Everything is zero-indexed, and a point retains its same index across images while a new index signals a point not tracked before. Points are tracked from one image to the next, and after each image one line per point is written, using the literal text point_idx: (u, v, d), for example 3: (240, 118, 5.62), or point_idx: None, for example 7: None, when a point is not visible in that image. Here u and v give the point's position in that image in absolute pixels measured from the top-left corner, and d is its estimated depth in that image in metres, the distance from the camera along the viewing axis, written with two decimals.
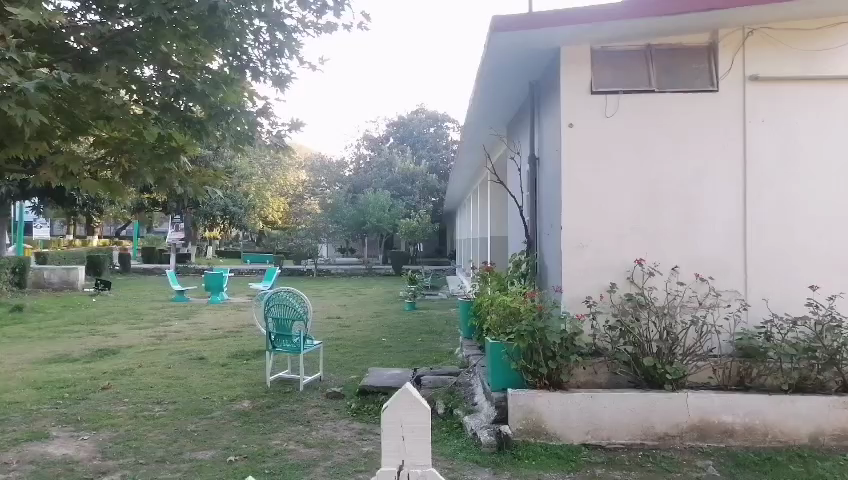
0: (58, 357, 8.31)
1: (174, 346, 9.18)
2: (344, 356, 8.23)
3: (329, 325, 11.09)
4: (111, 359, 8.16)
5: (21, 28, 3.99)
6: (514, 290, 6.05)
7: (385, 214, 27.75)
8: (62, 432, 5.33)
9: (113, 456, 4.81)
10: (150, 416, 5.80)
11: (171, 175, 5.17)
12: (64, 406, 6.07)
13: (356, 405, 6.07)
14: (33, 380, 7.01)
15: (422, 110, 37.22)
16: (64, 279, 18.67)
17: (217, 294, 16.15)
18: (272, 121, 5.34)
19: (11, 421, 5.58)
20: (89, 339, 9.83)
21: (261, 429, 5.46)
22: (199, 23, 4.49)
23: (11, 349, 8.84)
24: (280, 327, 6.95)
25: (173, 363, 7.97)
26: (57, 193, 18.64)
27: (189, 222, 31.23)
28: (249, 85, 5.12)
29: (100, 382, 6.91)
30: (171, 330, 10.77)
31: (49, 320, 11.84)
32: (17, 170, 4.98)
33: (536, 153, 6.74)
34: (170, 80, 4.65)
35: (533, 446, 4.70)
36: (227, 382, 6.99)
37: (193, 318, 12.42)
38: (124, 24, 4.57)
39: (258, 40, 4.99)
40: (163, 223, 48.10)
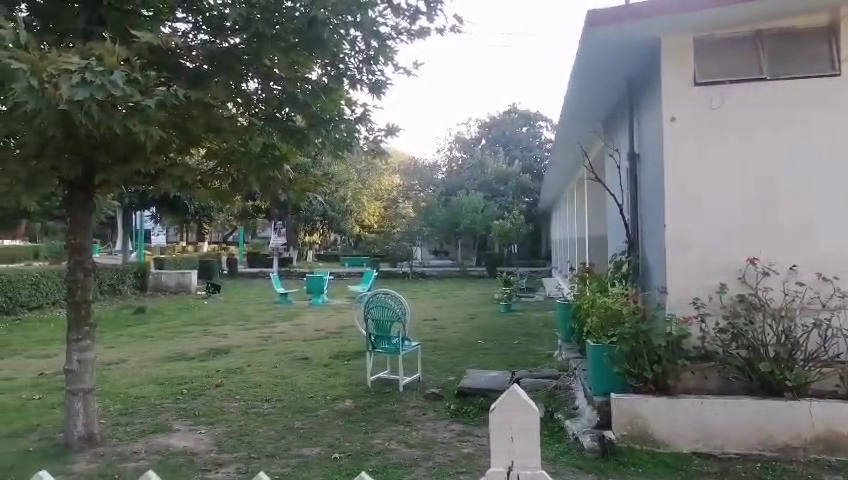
0: (176, 356, 8.90)
1: (279, 346, 9.62)
2: (442, 358, 8.30)
3: (427, 327, 11.23)
4: (223, 359, 8.65)
5: (143, 50, 4.34)
6: (614, 292, 5.86)
7: (478, 216, 27.59)
8: (181, 426, 5.70)
9: (228, 449, 5.09)
10: (260, 413, 6.10)
11: (277, 182, 5.46)
12: (182, 401, 6.49)
13: (455, 407, 6.09)
14: (155, 377, 7.54)
15: (514, 110, 36.93)
16: (179, 283, 19.98)
17: (318, 296, 16.74)
18: (370, 127, 5.37)
19: (137, 414, 6.04)
20: (203, 339, 10.46)
21: (364, 428, 5.61)
22: (301, 37, 4.59)
23: (136, 348, 9.56)
24: (379, 328, 7.12)
25: (279, 362, 8.35)
26: (172, 201, 19.97)
27: (290, 227, 32.54)
28: (347, 93, 5.18)
29: (214, 380, 7.34)
30: (277, 331, 11.27)
31: (167, 321, 12.71)
32: (140, 182, 5.54)
33: (636, 150, 6.51)
34: (273, 93, 4.94)
35: (639, 453, 4.52)
36: (331, 381, 7.24)
37: (297, 319, 12.93)
38: (231, 41, 4.75)
39: (354, 49, 4.96)
40: (267, 229, 50.81)
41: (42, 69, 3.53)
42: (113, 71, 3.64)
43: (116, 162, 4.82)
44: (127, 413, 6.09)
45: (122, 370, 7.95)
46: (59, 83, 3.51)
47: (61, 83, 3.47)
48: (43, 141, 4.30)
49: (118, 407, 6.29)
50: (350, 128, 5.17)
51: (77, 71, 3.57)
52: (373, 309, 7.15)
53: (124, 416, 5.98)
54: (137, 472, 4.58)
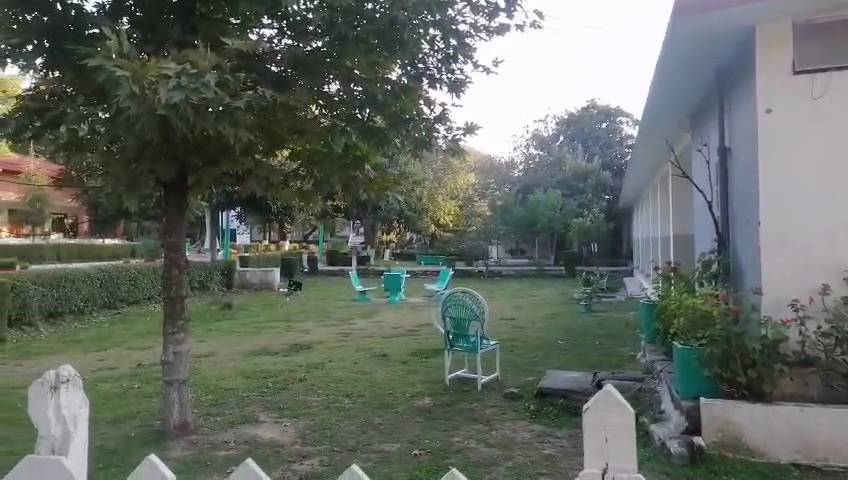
0: (261, 350, 9.24)
1: (359, 342, 9.81)
2: (520, 358, 8.23)
3: (504, 327, 11.16)
4: (306, 354, 8.92)
5: (233, 55, 4.53)
6: (703, 293, 5.61)
7: (556, 214, 27.16)
8: (267, 418, 5.91)
9: (311, 442, 5.23)
10: (341, 408, 6.23)
11: (357, 182, 5.56)
12: (268, 394, 6.74)
13: (534, 407, 6.01)
14: (242, 370, 7.86)
15: (593, 106, 36.07)
16: (263, 280, 20.74)
17: (396, 294, 16.95)
18: (448, 126, 5.39)
19: (226, 405, 6.31)
20: (286, 335, 10.81)
21: (443, 426, 5.63)
22: (380, 37, 4.66)
23: (224, 342, 10.00)
24: (457, 326, 7.12)
25: (359, 358, 8.52)
26: (256, 202, 20.76)
27: (368, 226, 33.10)
28: (426, 92, 5.23)
29: (297, 375, 7.57)
30: (356, 328, 11.49)
31: (252, 317, 13.22)
32: (228, 182, 5.76)
33: (726, 144, 6.21)
34: (355, 94, 4.97)
35: (731, 461, 4.32)
36: (410, 378, 7.31)
37: (375, 317, 13.14)
38: (313, 45, 4.85)
39: (433, 48, 5.00)
40: (345, 228, 52.00)
41: (143, 76, 3.74)
42: (204, 74, 3.83)
43: (206, 164, 5.04)
44: (217, 403, 6.39)
45: (212, 363, 8.32)
46: (158, 88, 3.71)
47: (159, 88, 3.67)
48: (142, 144, 4.57)
49: (210, 398, 6.59)
50: (429, 127, 5.28)
51: (173, 76, 3.76)
52: (450, 307, 7.16)
53: (215, 406, 6.27)
54: (227, 460, 4.78)
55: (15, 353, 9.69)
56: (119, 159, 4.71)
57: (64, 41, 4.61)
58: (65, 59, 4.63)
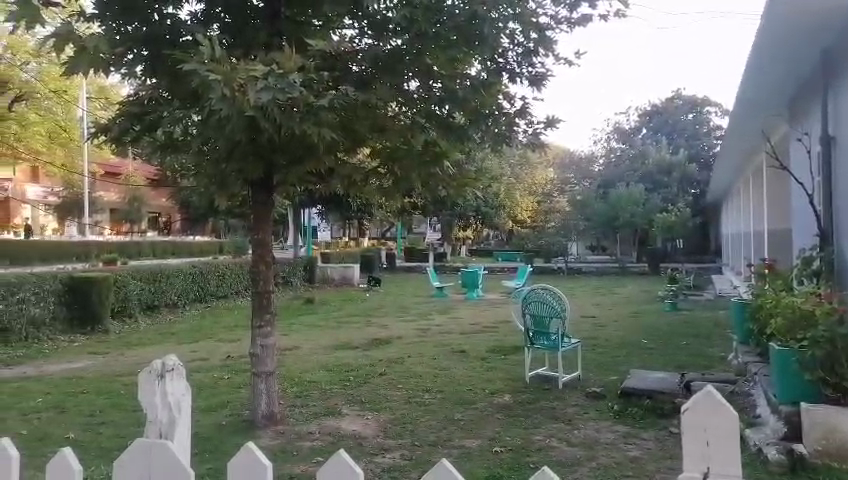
0: (343, 344, 9.45)
1: (438, 338, 9.85)
2: (603, 357, 8.01)
3: (585, 325, 10.91)
4: (386, 349, 9.05)
5: (317, 56, 4.63)
6: (803, 291, 5.28)
7: (639, 209, 26.30)
8: (350, 411, 6.03)
9: (393, 436, 5.30)
10: (421, 402, 6.29)
11: (436, 179, 5.58)
12: (350, 387, 6.89)
13: (618, 408, 5.85)
14: (324, 363, 8.06)
15: (679, 97, 34.64)
16: (343, 276, 21.23)
17: (473, 290, 16.91)
18: (529, 120, 5.33)
19: (310, 397, 6.51)
20: (367, 329, 11.00)
21: (524, 423, 5.58)
22: (459, 33, 4.69)
23: (308, 336, 10.30)
24: (538, 324, 7.01)
25: (438, 354, 8.56)
26: (336, 199, 21.21)
27: (445, 222, 33.19)
28: (506, 87, 5.19)
29: (378, 369, 7.70)
30: (434, 324, 11.56)
31: (333, 312, 13.54)
32: (311, 181, 5.89)
33: (831, 132, 5.82)
34: (435, 91, 4.97)
35: (837, 471, 4.03)
36: (489, 375, 7.27)
37: (453, 313, 13.15)
38: (393, 43, 4.88)
39: (513, 43, 4.95)
40: (422, 225, 52.40)
41: (233, 79, 3.89)
42: (289, 75, 3.98)
43: (290, 163, 5.18)
44: (301, 395, 6.60)
45: (297, 356, 8.59)
46: (247, 89, 3.86)
47: (249, 89, 3.81)
48: (232, 145, 4.75)
49: (295, 389, 6.80)
50: (508, 122, 5.27)
51: (262, 77, 3.90)
52: (531, 305, 7.08)
53: (299, 398, 6.48)
54: (313, 451, 4.91)
55: (118, 343, 10.36)
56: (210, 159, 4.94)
57: (161, 48, 4.85)
58: (161, 64, 4.88)
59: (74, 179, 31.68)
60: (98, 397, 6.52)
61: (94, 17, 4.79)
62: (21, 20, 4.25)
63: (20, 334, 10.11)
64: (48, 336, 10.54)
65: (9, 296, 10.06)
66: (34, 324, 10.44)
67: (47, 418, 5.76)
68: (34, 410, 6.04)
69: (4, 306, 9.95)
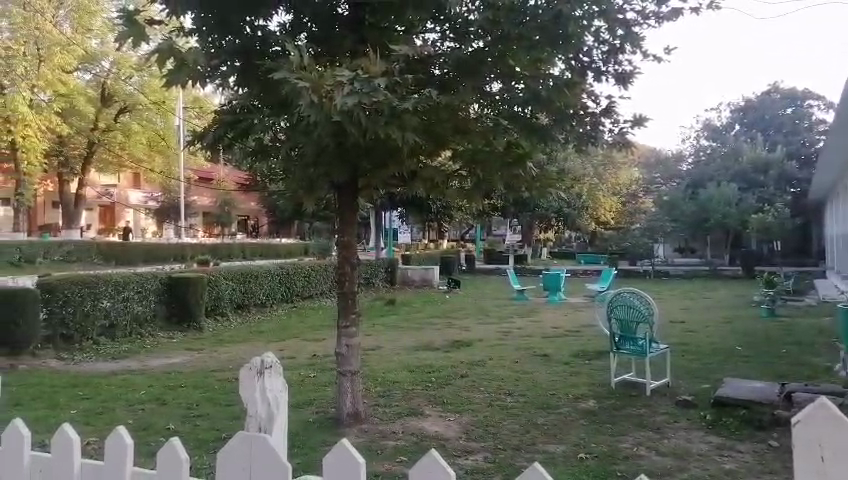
0: (425, 345, 9.55)
1: (519, 342, 9.76)
2: (695, 364, 7.67)
3: (674, 330, 10.50)
4: (467, 351, 9.06)
5: (400, 60, 4.68)
6: None
7: (731, 209, 25.08)
8: (432, 411, 6.08)
9: (475, 438, 5.30)
10: (504, 406, 6.25)
11: (520, 181, 5.52)
12: (432, 388, 6.94)
13: (711, 418, 5.60)
14: (407, 364, 8.18)
15: (776, 90, 32.73)
16: (423, 278, 21.57)
17: (555, 293, 16.64)
18: (614, 119, 5.18)
19: (393, 397, 6.61)
20: (448, 331, 11.05)
21: (609, 430, 5.43)
22: (542, 33, 4.65)
23: (390, 336, 10.47)
24: (624, 329, 6.82)
25: (519, 357, 8.48)
26: (417, 202, 21.42)
27: (525, 223, 32.84)
28: (591, 86, 5.07)
29: (460, 371, 7.72)
30: (515, 327, 11.46)
31: (414, 313, 13.69)
32: (394, 184, 5.97)
33: None
34: (517, 92, 4.92)
35: None
36: (573, 380, 7.14)
37: (536, 316, 12.99)
38: (475, 45, 4.88)
39: (598, 41, 4.84)
40: (502, 226, 52.10)
41: (321, 85, 4.03)
42: (374, 80, 4.09)
43: (374, 167, 5.28)
44: (384, 395, 6.72)
45: (379, 356, 8.75)
46: (334, 95, 3.98)
47: (336, 95, 3.93)
48: (319, 150, 4.90)
49: (378, 389, 6.93)
50: (593, 122, 5.16)
51: (348, 83, 4.01)
52: (617, 309, 6.90)
53: (383, 397, 6.60)
54: (397, 450, 4.98)
55: (211, 340, 10.90)
56: (298, 164, 5.12)
57: (252, 59, 5.08)
58: (254, 75, 5.11)
59: (171, 184, 33.77)
60: (195, 391, 6.89)
61: (192, 31, 5.05)
62: (128, 38, 4.58)
63: (125, 330, 10.74)
64: (149, 332, 11.20)
65: (116, 294, 10.62)
66: (137, 321, 11.10)
67: (150, 409, 6.14)
68: (138, 401, 6.45)
69: (113, 303, 10.54)
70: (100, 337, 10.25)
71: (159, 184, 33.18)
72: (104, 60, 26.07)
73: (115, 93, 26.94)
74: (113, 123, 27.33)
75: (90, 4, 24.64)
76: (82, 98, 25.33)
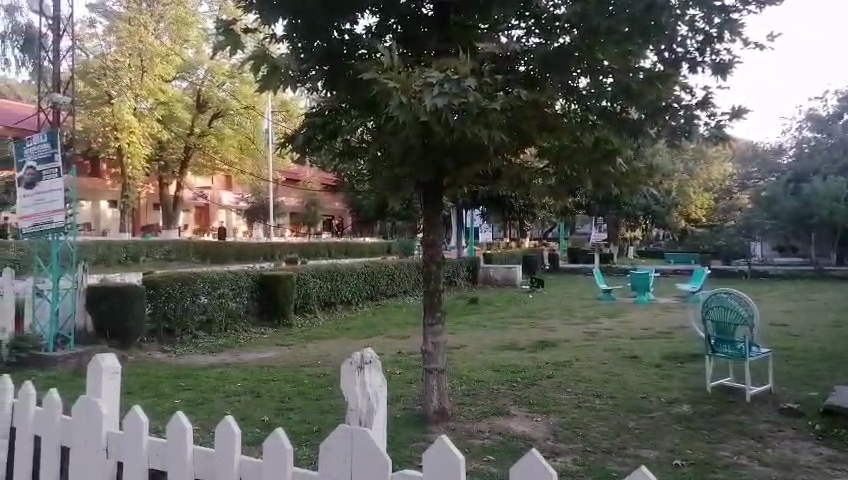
0: (509, 345, 9.48)
1: (606, 343, 9.52)
2: (799, 370, 7.22)
3: (776, 333, 9.91)
4: (552, 351, 8.92)
5: (486, 58, 4.65)
6: None
7: (839, 205, 23.34)
8: (518, 412, 6.03)
9: (563, 440, 5.21)
10: (592, 408, 6.12)
11: (609, 178, 5.35)
12: (517, 388, 6.88)
13: (820, 428, 5.26)
14: (491, 363, 8.15)
15: None
16: (506, 277, 21.43)
17: (644, 293, 16.11)
18: (711, 111, 4.95)
19: (479, 396, 6.60)
20: (533, 331, 10.93)
21: (707, 437, 5.20)
22: (632, 25, 4.52)
23: (474, 335, 10.46)
24: (720, 330, 6.51)
25: (607, 359, 8.26)
26: (499, 200, 21.26)
27: (611, 221, 31.93)
28: (685, 78, 4.87)
29: (545, 371, 7.61)
30: (603, 327, 11.16)
31: (497, 312, 13.61)
32: (480, 182, 5.95)
33: None
34: (605, 86, 4.77)
35: None
36: (664, 383, 6.89)
37: (624, 317, 12.61)
38: (562, 40, 4.78)
39: (692, 30, 4.64)
40: (587, 224, 50.92)
41: (409, 87, 4.08)
42: (463, 79, 4.10)
43: (460, 165, 5.29)
44: (470, 393, 6.73)
45: (464, 355, 8.76)
46: (423, 97, 4.03)
47: (425, 96, 3.97)
48: (406, 150, 4.96)
49: (464, 387, 6.95)
50: (688, 114, 4.96)
51: (437, 83, 4.03)
52: (712, 310, 6.60)
53: (469, 396, 6.60)
54: (483, 449, 4.97)
55: (300, 336, 11.27)
56: (385, 164, 5.20)
57: (339, 62, 5.20)
58: (341, 77, 5.22)
59: (261, 186, 35.17)
60: (287, 385, 7.15)
61: (282, 37, 5.20)
62: (225, 47, 4.80)
63: (221, 325, 11.30)
64: (243, 328, 11.72)
65: (212, 291, 11.20)
66: (231, 317, 11.63)
67: (246, 401, 6.42)
68: (234, 393, 6.76)
69: (209, 300, 11.08)
70: (198, 332, 10.79)
71: (249, 186, 34.62)
72: (199, 68, 27.58)
73: (209, 99, 28.20)
74: (208, 129, 28.67)
75: (186, 16, 26.18)
76: (180, 105, 26.93)
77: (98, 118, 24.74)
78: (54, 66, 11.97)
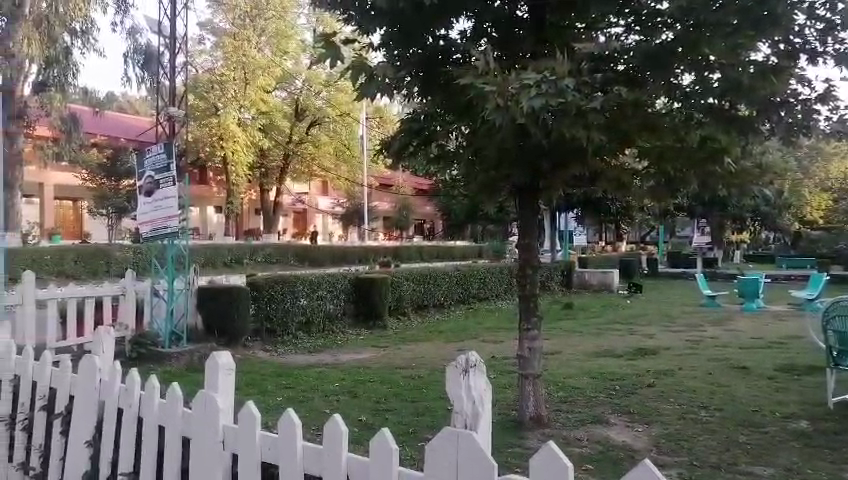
0: (606, 351, 9.21)
1: (712, 351, 9.05)
2: None
3: None
4: (652, 359, 8.59)
5: (584, 58, 4.53)
6: None
7: None
8: (618, 420, 5.85)
9: (667, 452, 4.99)
10: (697, 419, 5.82)
11: (716, 178, 5.07)
12: (616, 396, 6.67)
13: None
14: (588, 369, 7.95)
15: None
16: (602, 281, 20.86)
17: (753, 301, 15.20)
18: (832, 105, 4.60)
19: (575, 403, 6.44)
20: (632, 337, 10.56)
21: (829, 456, 4.82)
22: (743, 16, 4.25)
23: (570, 341, 10.25)
24: (844, 342, 6.02)
25: (714, 369, 7.85)
26: (594, 202, 20.73)
27: (714, 224, 30.33)
28: (803, 70, 4.55)
29: (646, 380, 7.33)
30: (708, 335, 10.61)
31: (593, 318, 13.26)
32: (578, 185, 5.79)
33: None
34: (712, 82, 4.52)
35: None
36: (779, 397, 6.46)
37: (732, 325, 11.91)
38: (665, 36, 4.57)
39: (811, 18, 4.33)
40: (687, 227, 48.69)
41: (505, 89, 4.03)
42: (560, 78, 4.00)
43: (556, 167, 5.17)
44: (566, 400, 6.58)
45: (559, 360, 8.60)
46: (519, 98, 3.96)
47: (522, 97, 3.91)
48: (500, 154, 4.91)
49: (560, 393, 6.82)
50: (806, 109, 4.63)
51: (534, 85, 3.97)
52: (834, 319, 6.10)
53: (565, 403, 6.46)
54: (581, 458, 4.85)
55: (395, 338, 11.50)
56: (479, 167, 5.17)
57: (434, 69, 5.23)
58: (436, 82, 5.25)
59: (356, 191, 36.12)
60: (381, 386, 7.29)
61: (379, 47, 5.28)
62: (325, 59, 4.94)
63: (319, 326, 11.71)
64: (340, 329, 12.09)
65: (311, 292, 11.61)
66: (328, 318, 12.02)
67: (343, 400, 6.60)
68: (332, 392, 6.98)
69: (308, 301, 11.52)
70: (297, 332, 11.23)
71: (345, 192, 35.64)
72: (297, 78, 28.92)
73: (307, 108, 29.34)
74: (306, 136, 29.78)
75: (286, 29, 27.55)
76: (279, 114, 28.21)
77: (206, 129, 26.19)
78: (170, 82, 12.86)
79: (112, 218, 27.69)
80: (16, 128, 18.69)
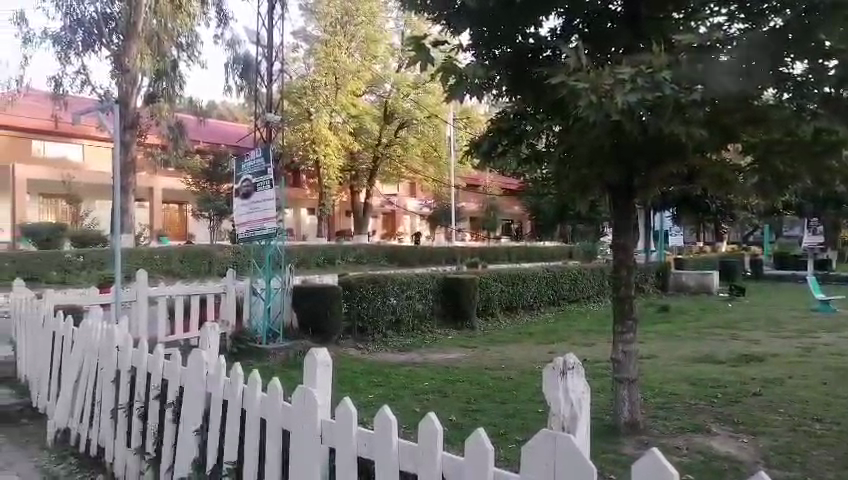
0: (707, 357, 8.75)
1: (827, 360, 8.40)
2: None
3: None
4: (758, 366, 8.08)
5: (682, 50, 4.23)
6: None
7: None
8: (721, 430, 5.55)
9: (777, 465, 4.69)
10: (810, 432, 5.43)
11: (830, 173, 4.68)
12: (719, 405, 6.32)
13: None
14: (688, 375, 7.59)
15: None
16: (700, 284, 19.89)
17: None
18: None
19: (674, 410, 6.16)
20: (735, 343, 9.99)
21: None
22: None
23: (667, 345, 9.83)
24: None
25: (829, 379, 7.28)
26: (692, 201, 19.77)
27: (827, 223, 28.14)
28: None
29: (751, 388, 6.92)
30: (821, 343, 9.86)
31: (692, 322, 12.66)
32: (675, 183, 5.55)
33: None
34: (828, 70, 4.20)
35: None
36: None
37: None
38: (773, 22, 4.23)
39: None
40: (795, 226, 45.48)
41: (600, 85, 3.83)
42: (657, 73, 3.84)
43: (652, 165, 4.98)
44: (664, 407, 6.31)
45: (655, 365, 8.27)
46: (614, 94, 3.80)
47: (617, 93, 3.76)
48: (592, 151, 4.76)
49: (657, 400, 6.55)
50: None
51: (629, 80, 3.83)
52: None
53: (662, 410, 6.19)
54: (682, 467, 4.65)
55: (483, 339, 11.47)
56: (570, 166, 5.02)
57: (525, 67, 5.15)
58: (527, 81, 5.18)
59: (443, 191, 36.34)
60: (472, 387, 7.27)
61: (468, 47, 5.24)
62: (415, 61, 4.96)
63: (408, 325, 11.86)
64: (429, 328, 12.19)
65: (400, 292, 11.77)
66: (418, 317, 12.16)
67: (434, 399, 6.65)
68: (423, 391, 7.05)
69: (398, 301, 11.68)
70: (388, 331, 11.41)
71: (433, 193, 35.96)
72: (386, 82, 29.45)
73: (396, 110, 29.74)
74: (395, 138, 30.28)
75: (375, 34, 28.16)
76: (368, 117, 28.84)
77: (300, 134, 27.07)
78: (267, 88, 13.42)
79: (213, 219, 29.31)
80: (130, 137, 20.10)
